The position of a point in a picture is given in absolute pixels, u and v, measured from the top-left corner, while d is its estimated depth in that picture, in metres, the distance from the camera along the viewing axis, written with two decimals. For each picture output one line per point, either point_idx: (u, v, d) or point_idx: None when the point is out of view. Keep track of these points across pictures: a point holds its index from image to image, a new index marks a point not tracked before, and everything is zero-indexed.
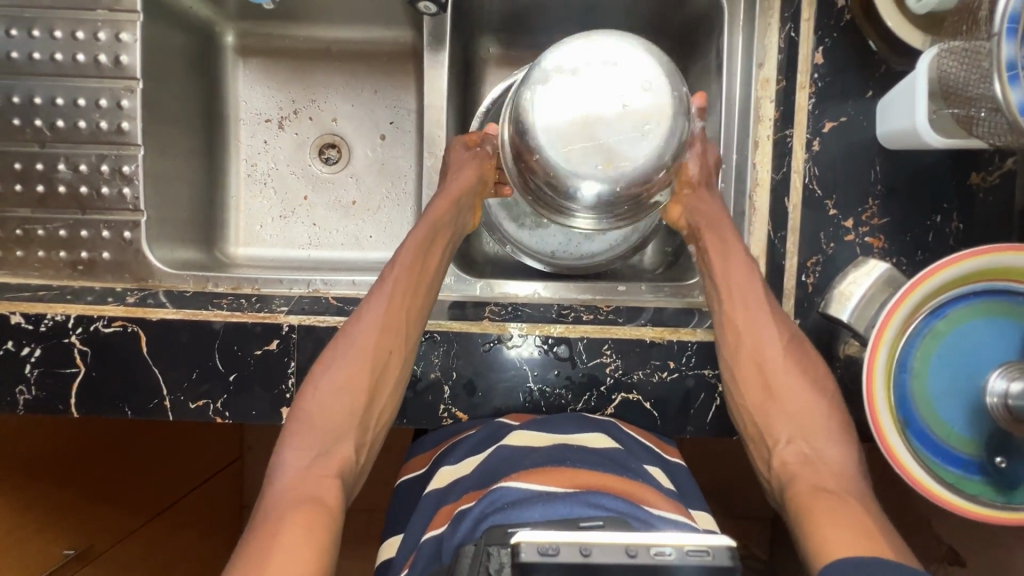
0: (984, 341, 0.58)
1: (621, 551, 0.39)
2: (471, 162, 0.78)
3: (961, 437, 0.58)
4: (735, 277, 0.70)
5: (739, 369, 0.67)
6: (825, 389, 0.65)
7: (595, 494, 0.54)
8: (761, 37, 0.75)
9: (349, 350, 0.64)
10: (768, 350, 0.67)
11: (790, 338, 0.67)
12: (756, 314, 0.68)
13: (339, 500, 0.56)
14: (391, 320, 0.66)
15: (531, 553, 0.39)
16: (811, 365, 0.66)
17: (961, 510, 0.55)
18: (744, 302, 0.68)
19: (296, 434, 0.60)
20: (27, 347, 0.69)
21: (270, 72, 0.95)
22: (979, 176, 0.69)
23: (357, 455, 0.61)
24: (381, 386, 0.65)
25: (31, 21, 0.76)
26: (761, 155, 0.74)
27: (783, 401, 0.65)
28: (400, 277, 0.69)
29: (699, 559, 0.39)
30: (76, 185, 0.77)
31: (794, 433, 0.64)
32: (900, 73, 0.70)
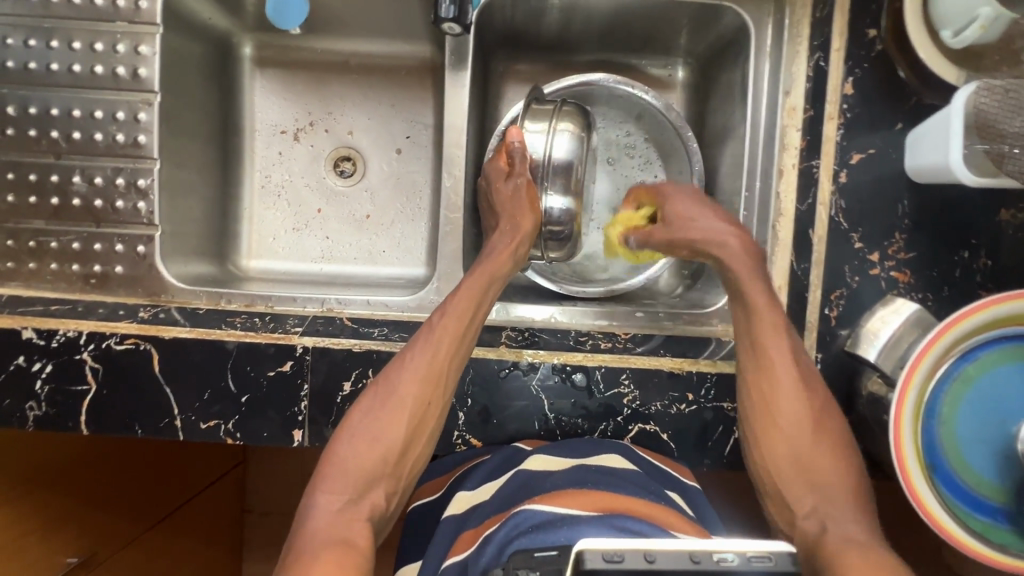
0: (1015, 388, 0.57)
1: (686, 557, 0.39)
2: (527, 210, 0.77)
3: (990, 484, 0.57)
4: (771, 342, 0.62)
5: (761, 434, 0.61)
6: (850, 457, 0.60)
7: (620, 517, 0.55)
8: (788, 64, 0.73)
9: (392, 399, 0.63)
10: (793, 417, 0.60)
11: (820, 399, 0.61)
12: (787, 379, 0.61)
13: (370, 546, 0.57)
14: (435, 373, 0.64)
15: (596, 560, 0.39)
16: (835, 430, 0.61)
17: (992, 562, 0.54)
18: (769, 369, 0.62)
19: (332, 476, 0.60)
20: (38, 362, 0.69)
21: (286, 84, 0.94)
22: (1009, 213, 0.68)
23: (387, 503, 0.62)
24: (418, 435, 0.64)
25: (50, 32, 0.75)
26: (785, 185, 0.73)
27: (808, 466, 0.59)
28: (448, 328, 0.66)
29: (762, 565, 0.40)
30: (91, 199, 0.76)
31: (814, 497, 0.58)
32: (931, 106, 0.68)
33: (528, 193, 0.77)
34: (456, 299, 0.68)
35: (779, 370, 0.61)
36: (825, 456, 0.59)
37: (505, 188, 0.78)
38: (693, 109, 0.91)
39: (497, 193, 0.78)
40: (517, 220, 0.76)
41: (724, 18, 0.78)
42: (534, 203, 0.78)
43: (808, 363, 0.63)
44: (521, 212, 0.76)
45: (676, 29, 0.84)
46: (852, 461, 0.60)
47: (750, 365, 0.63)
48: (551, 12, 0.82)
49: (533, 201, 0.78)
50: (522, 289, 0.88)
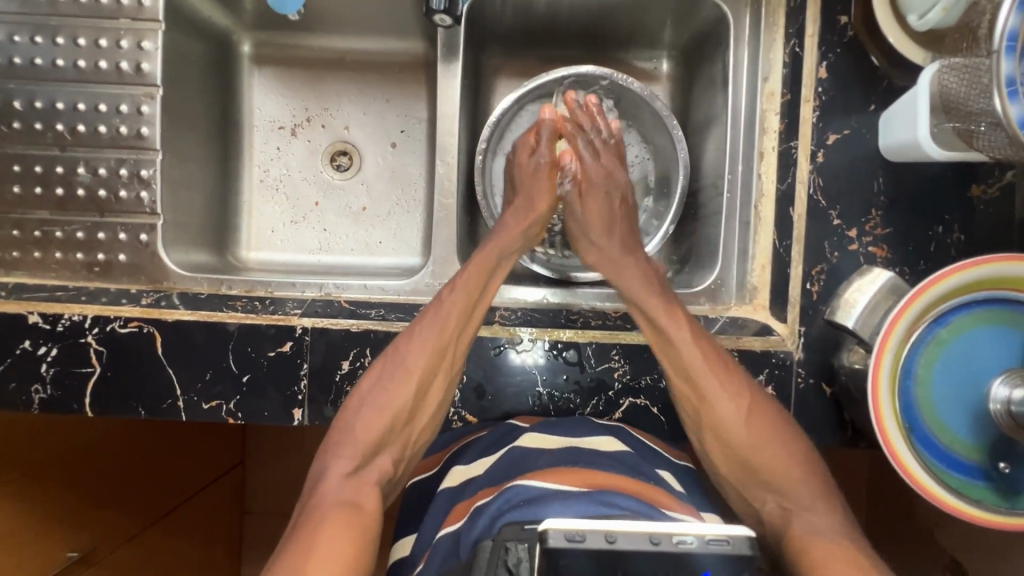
0: (986, 349, 0.60)
1: (645, 539, 0.41)
2: (543, 193, 0.83)
3: (964, 443, 0.60)
4: (687, 359, 0.67)
5: (706, 443, 0.67)
6: (795, 444, 0.64)
7: (611, 494, 0.56)
8: (766, 52, 0.77)
9: (403, 367, 0.67)
10: (730, 424, 0.65)
11: (752, 401, 0.66)
12: (715, 393, 0.66)
13: (379, 509, 0.59)
14: (444, 344, 0.68)
15: (558, 539, 0.41)
16: (774, 425, 0.65)
17: (968, 516, 0.56)
18: (697, 385, 0.66)
19: (343, 442, 0.63)
20: (44, 346, 0.71)
21: (283, 80, 0.97)
22: (979, 189, 0.71)
23: (394, 467, 0.65)
24: (426, 402, 0.68)
25: (55, 29, 0.78)
26: (767, 165, 0.78)
27: (755, 468, 0.64)
28: (457, 303, 0.70)
29: (721, 547, 0.41)
30: (95, 189, 0.79)
31: (772, 498, 0.63)
32: (902, 88, 0.71)
33: (549, 171, 0.84)
34: (463, 275, 0.72)
35: (704, 383, 0.66)
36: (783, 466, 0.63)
37: (529, 164, 0.84)
38: (678, 100, 0.94)
39: (519, 166, 0.84)
40: (537, 195, 0.82)
41: (704, 9, 0.81)
42: (552, 184, 0.84)
43: (737, 377, 0.67)
44: (540, 189, 0.83)
45: (659, 21, 0.87)
46: (801, 453, 0.64)
47: (681, 380, 0.68)
48: (539, 6, 0.85)
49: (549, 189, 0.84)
50: (516, 274, 0.90)
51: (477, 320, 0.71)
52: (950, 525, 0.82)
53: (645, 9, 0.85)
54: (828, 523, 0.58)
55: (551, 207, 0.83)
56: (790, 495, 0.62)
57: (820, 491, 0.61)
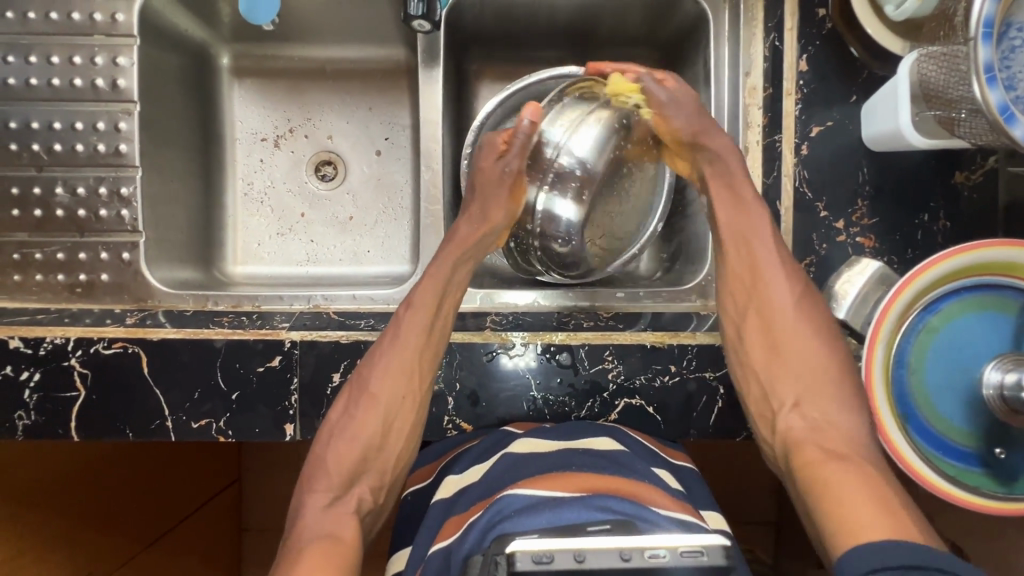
0: (978, 335, 0.60)
1: (614, 555, 0.41)
2: (494, 202, 0.78)
3: (960, 430, 0.60)
4: (757, 242, 0.71)
5: (747, 326, 0.70)
6: (839, 347, 0.67)
7: (603, 496, 0.56)
8: (746, 46, 0.77)
9: (365, 395, 0.68)
10: (780, 314, 0.69)
11: (811, 294, 0.69)
12: (775, 275, 0.70)
13: (357, 540, 0.60)
14: (406, 365, 0.69)
15: (526, 561, 0.41)
16: (824, 324, 0.68)
17: (968, 504, 0.56)
18: (756, 269, 0.71)
19: (318, 475, 0.65)
20: (26, 371, 0.69)
21: (264, 92, 0.96)
22: (962, 175, 0.71)
23: (373, 497, 0.67)
24: (395, 427, 0.69)
25: (28, 48, 0.77)
26: (753, 160, 0.77)
27: (789, 355, 0.68)
28: (409, 325, 0.70)
29: (693, 559, 0.41)
30: (74, 209, 0.78)
31: (799, 394, 0.66)
32: (882, 78, 0.72)
33: (514, 181, 0.79)
34: (418, 293, 0.73)
35: (767, 266, 0.70)
36: (816, 364, 0.66)
37: (494, 167, 0.79)
38: None
39: (484, 169, 0.79)
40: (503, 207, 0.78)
41: (684, 7, 0.81)
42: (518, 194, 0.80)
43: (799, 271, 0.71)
44: (500, 200, 0.78)
45: (639, 20, 0.87)
46: (842, 362, 0.66)
47: (742, 260, 0.72)
48: (520, 7, 0.85)
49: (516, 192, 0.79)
50: (507, 278, 0.89)
51: (449, 305, 0.74)
52: (951, 512, 0.82)
53: (626, 8, 0.85)
54: (849, 430, 0.61)
55: (507, 222, 0.80)
56: (814, 394, 0.65)
57: (853, 397, 0.64)
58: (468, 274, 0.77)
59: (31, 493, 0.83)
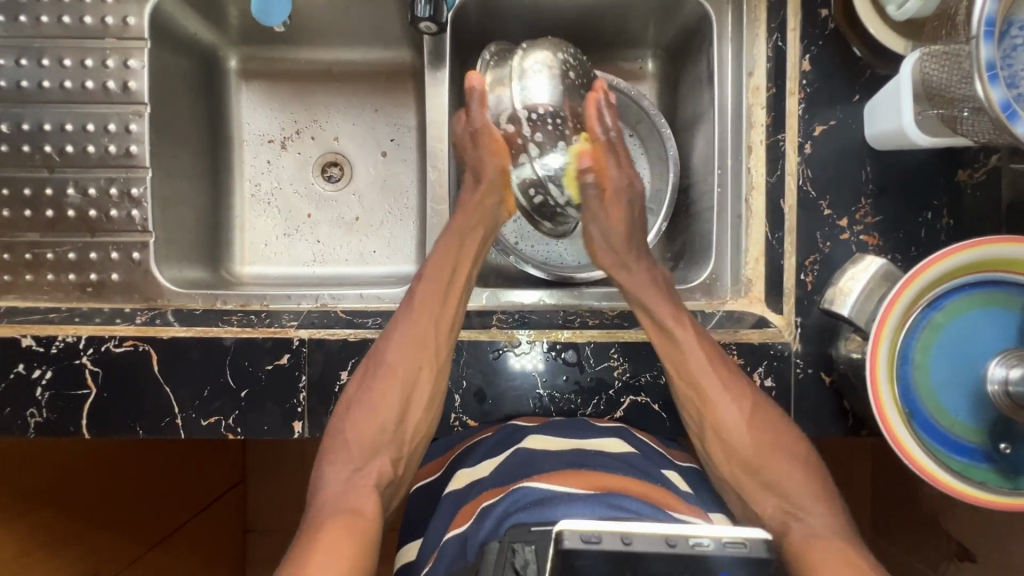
0: (982, 330, 0.60)
1: (661, 540, 0.41)
2: (486, 159, 0.78)
3: (965, 425, 0.60)
4: (694, 365, 0.68)
5: (708, 445, 0.68)
6: (799, 450, 0.66)
7: (618, 496, 0.56)
8: (749, 46, 0.78)
9: (382, 365, 0.68)
10: (735, 429, 0.67)
11: (758, 405, 0.67)
12: (719, 397, 0.67)
13: (377, 512, 0.60)
14: (423, 335, 0.69)
15: (574, 540, 0.40)
16: (780, 431, 0.66)
17: (974, 499, 0.56)
18: (703, 392, 0.67)
19: (336, 450, 0.65)
20: (38, 369, 0.70)
21: (272, 94, 0.97)
22: (966, 174, 0.72)
23: (393, 469, 0.66)
24: (415, 400, 0.68)
25: (40, 51, 0.78)
26: (756, 159, 0.78)
27: (760, 473, 0.66)
28: (425, 295, 0.72)
29: (736, 550, 0.41)
30: (85, 209, 0.79)
31: (775, 502, 0.64)
32: (885, 78, 0.72)
33: (490, 139, 0.78)
34: (431, 266, 0.74)
35: (710, 389, 0.67)
36: (785, 470, 0.65)
37: (467, 134, 0.79)
38: (665, 99, 0.94)
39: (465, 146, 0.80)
40: (487, 158, 0.78)
41: (687, 8, 0.82)
42: (502, 150, 0.78)
43: (739, 381, 0.69)
44: (484, 160, 0.78)
45: (644, 21, 0.88)
46: (806, 462, 0.66)
47: (683, 381, 0.68)
48: (524, 9, 0.86)
49: (497, 147, 0.78)
50: (512, 278, 0.90)
51: (466, 270, 0.75)
52: (957, 511, 0.82)
53: (629, 9, 0.86)
54: (830, 525, 0.61)
55: (501, 174, 0.79)
56: (792, 498, 0.64)
57: (822, 495, 0.64)
58: (480, 240, 0.77)
59: (39, 491, 0.83)
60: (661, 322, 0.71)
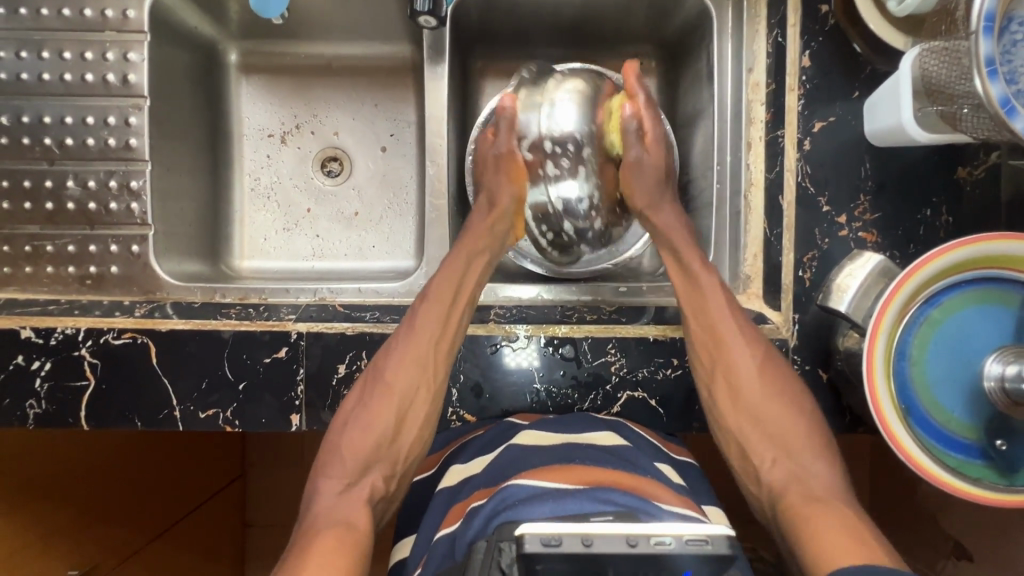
0: (979, 327, 0.60)
1: (621, 541, 0.41)
2: (503, 186, 0.80)
3: (961, 422, 0.60)
4: (714, 309, 0.69)
5: (716, 398, 0.68)
6: (804, 405, 0.67)
7: (605, 490, 0.56)
8: (749, 43, 0.78)
9: (381, 382, 0.68)
10: (746, 377, 0.68)
11: (771, 356, 0.69)
12: (736, 341, 0.69)
13: (371, 529, 0.59)
14: (422, 354, 0.68)
15: (534, 544, 0.41)
16: (789, 385, 0.68)
17: (970, 495, 0.56)
18: (720, 336, 0.69)
19: (332, 463, 0.64)
20: (37, 361, 0.70)
21: (272, 89, 0.97)
22: (965, 171, 0.72)
23: (387, 485, 0.65)
24: (412, 416, 0.68)
25: (40, 43, 0.78)
26: (755, 155, 0.77)
27: (764, 423, 0.67)
28: (428, 313, 0.70)
29: (699, 548, 0.41)
30: (85, 202, 0.79)
31: (776, 453, 0.66)
32: (885, 74, 0.72)
33: (509, 164, 0.80)
34: (435, 283, 0.73)
35: (728, 333, 0.69)
36: (790, 423, 0.66)
37: (490, 153, 0.81)
38: (665, 95, 0.94)
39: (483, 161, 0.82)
40: (501, 182, 0.80)
41: (687, 3, 0.82)
42: (521, 174, 0.81)
43: (755, 333, 0.70)
44: (501, 185, 0.80)
45: (644, 16, 0.87)
46: (811, 419, 0.67)
47: (702, 329, 0.69)
48: (524, 4, 0.86)
49: (515, 173, 0.80)
50: (510, 273, 0.90)
51: (469, 289, 0.74)
52: (954, 509, 0.82)
53: (630, 4, 0.86)
54: (826, 482, 0.62)
55: (515, 202, 0.81)
56: (794, 451, 0.65)
57: (823, 450, 0.65)
58: (485, 262, 0.77)
59: (39, 481, 0.84)
60: (687, 267, 0.73)
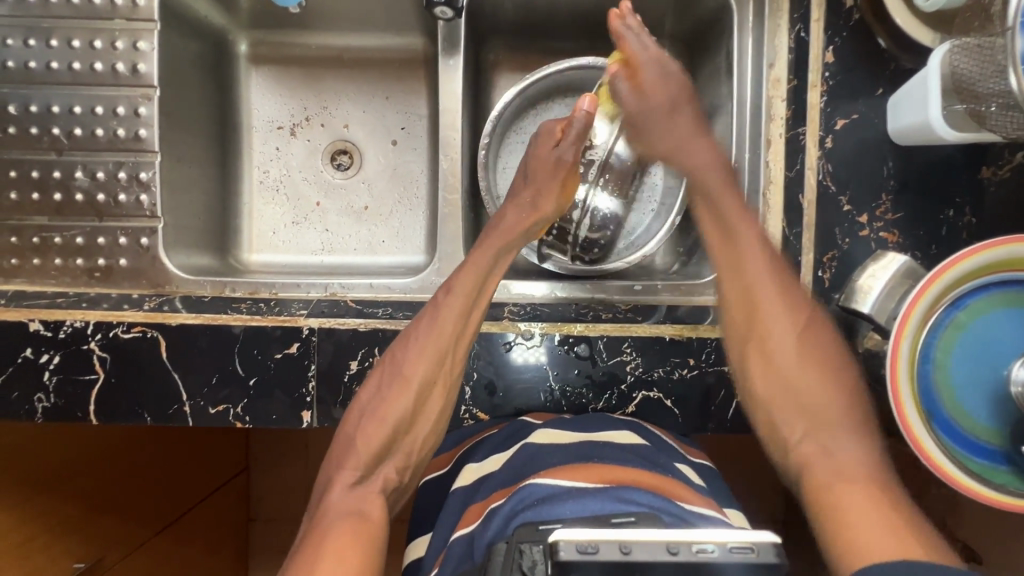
0: (1004, 330, 0.59)
1: (662, 549, 0.40)
2: (552, 191, 0.79)
3: (984, 427, 0.59)
4: (752, 270, 0.70)
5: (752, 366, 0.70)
6: (842, 371, 0.67)
7: (627, 489, 0.55)
8: (770, 36, 0.75)
9: (400, 373, 0.67)
10: (780, 349, 0.69)
11: (810, 329, 0.69)
12: (770, 315, 0.69)
13: (384, 519, 0.61)
14: (444, 349, 0.67)
15: (570, 551, 0.40)
16: (826, 350, 0.68)
17: (991, 501, 0.55)
18: (755, 303, 0.70)
19: (347, 452, 0.65)
20: (46, 354, 0.69)
21: (282, 80, 0.95)
22: (989, 171, 0.70)
23: (400, 476, 0.67)
24: (428, 408, 0.68)
25: (48, 31, 0.77)
26: (773, 154, 0.75)
27: (797, 391, 0.68)
28: (452, 306, 0.69)
29: (744, 556, 0.40)
30: (93, 193, 0.78)
31: (806, 424, 0.67)
32: (910, 71, 0.71)
33: (567, 172, 0.79)
34: (459, 276, 0.71)
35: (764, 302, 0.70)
36: (825, 389, 0.67)
37: (548, 155, 0.79)
38: None
39: (538, 156, 0.80)
40: (552, 198, 0.79)
41: None
42: (569, 189, 0.80)
43: (794, 291, 0.70)
44: (552, 191, 0.79)
45: (662, 11, 0.86)
46: (848, 385, 0.67)
47: (737, 293, 0.71)
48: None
49: (566, 185, 0.80)
50: (521, 270, 0.89)
51: (495, 280, 0.73)
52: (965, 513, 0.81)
53: None
54: (860, 456, 0.62)
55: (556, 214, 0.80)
56: (826, 420, 0.66)
57: (861, 414, 0.65)
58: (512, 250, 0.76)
59: (45, 475, 0.83)
60: (725, 215, 0.73)
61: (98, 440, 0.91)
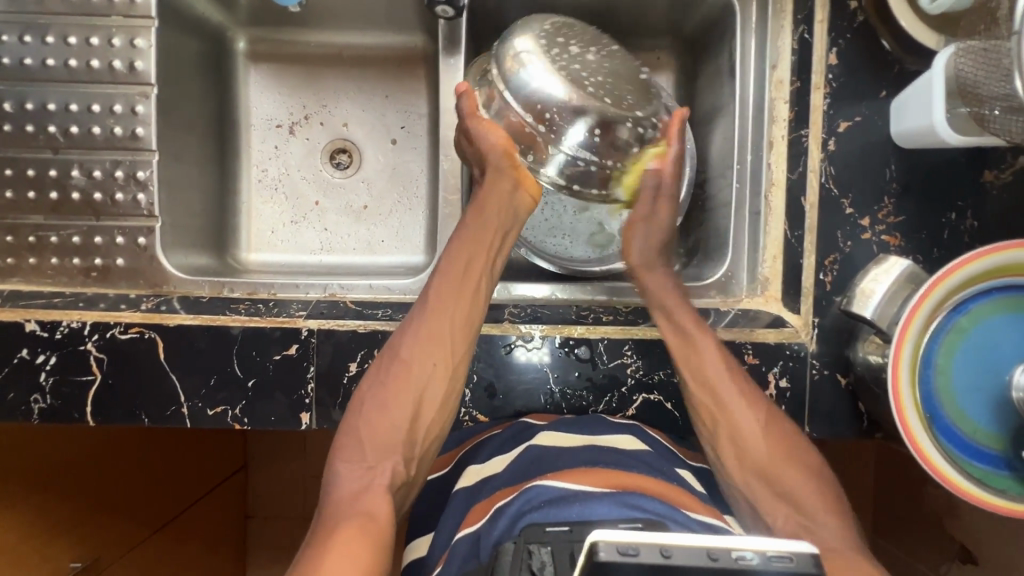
0: (1005, 335, 0.59)
1: (703, 555, 0.36)
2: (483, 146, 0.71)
3: (986, 432, 0.59)
4: (710, 364, 0.66)
5: (722, 455, 0.65)
6: (813, 463, 0.63)
7: (634, 495, 0.55)
8: (773, 39, 0.76)
9: (397, 361, 0.66)
10: (750, 436, 0.64)
11: (774, 419, 0.65)
12: (734, 404, 0.65)
13: (391, 517, 0.56)
14: (438, 332, 0.67)
15: (609, 552, 0.37)
16: (795, 444, 0.64)
17: (991, 506, 0.55)
18: (718, 399, 0.65)
19: (349, 447, 0.62)
20: (42, 355, 0.69)
21: (280, 78, 0.95)
22: (992, 174, 0.70)
23: (407, 470, 0.63)
24: (431, 399, 0.66)
25: (44, 28, 0.76)
26: (776, 155, 0.76)
27: (775, 483, 0.62)
28: (442, 289, 0.69)
29: (783, 565, 0.36)
30: (91, 192, 0.77)
31: (789, 512, 0.61)
32: (913, 74, 0.70)
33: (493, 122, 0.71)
34: (450, 259, 0.71)
35: (720, 389, 0.65)
36: (804, 483, 0.61)
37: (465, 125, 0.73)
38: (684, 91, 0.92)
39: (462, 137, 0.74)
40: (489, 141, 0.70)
41: None
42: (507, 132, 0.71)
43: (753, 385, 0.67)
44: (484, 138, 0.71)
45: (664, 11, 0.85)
46: (820, 475, 0.62)
47: (700, 391, 0.66)
48: None
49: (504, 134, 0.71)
50: (522, 271, 0.89)
51: (486, 263, 0.71)
52: (960, 515, 0.82)
53: None
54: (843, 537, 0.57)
55: (501, 148, 0.71)
56: (808, 509, 0.60)
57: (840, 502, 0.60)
58: (500, 232, 0.72)
59: (41, 475, 0.82)
60: (680, 319, 0.69)
61: (93, 439, 0.90)
